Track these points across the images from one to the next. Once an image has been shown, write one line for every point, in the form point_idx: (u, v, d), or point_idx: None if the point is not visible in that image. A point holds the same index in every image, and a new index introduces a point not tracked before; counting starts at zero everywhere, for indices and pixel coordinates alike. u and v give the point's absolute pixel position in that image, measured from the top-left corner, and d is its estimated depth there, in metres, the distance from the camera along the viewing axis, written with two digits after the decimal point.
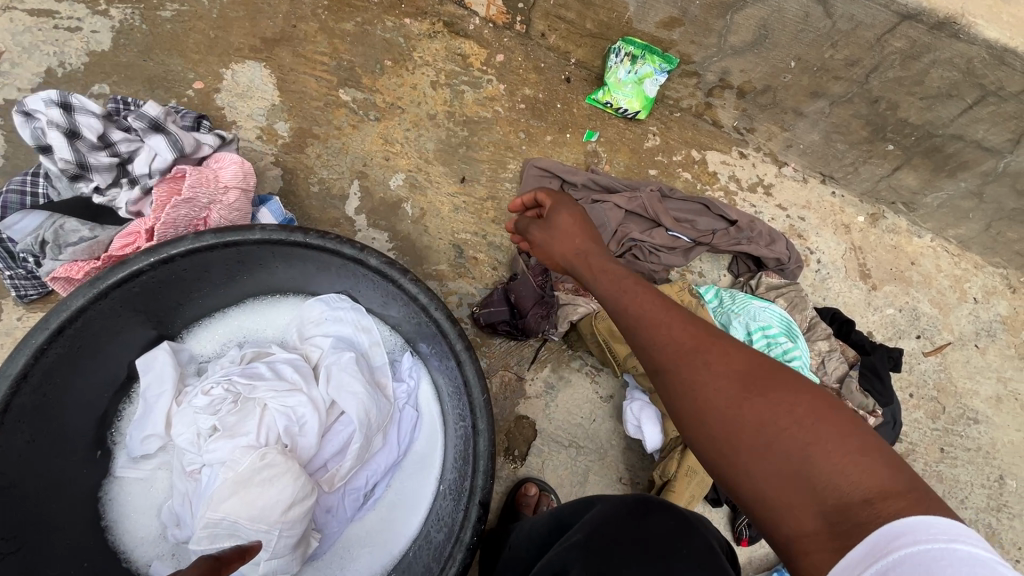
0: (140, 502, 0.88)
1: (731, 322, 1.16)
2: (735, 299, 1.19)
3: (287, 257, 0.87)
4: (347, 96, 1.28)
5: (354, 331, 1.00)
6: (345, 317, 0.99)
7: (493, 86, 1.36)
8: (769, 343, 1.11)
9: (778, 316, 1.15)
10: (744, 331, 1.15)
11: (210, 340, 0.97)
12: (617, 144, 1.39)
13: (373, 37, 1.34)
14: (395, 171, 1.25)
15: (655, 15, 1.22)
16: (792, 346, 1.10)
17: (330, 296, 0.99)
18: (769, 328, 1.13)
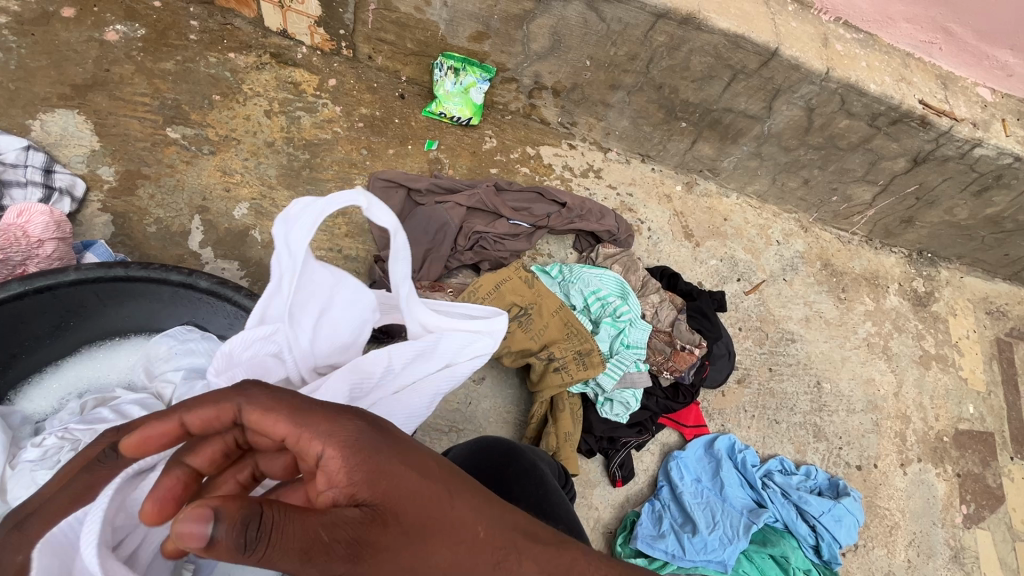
0: None
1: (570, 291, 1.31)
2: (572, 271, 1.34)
3: (115, 295, 0.87)
4: (175, 134, 1.28)
5: (208, 359, 0.99)
6: (196, 348, 0.99)
7: (329, 109, 1.42)
8: (603, 304, 1.29)
9: (609, 280, 1.33)
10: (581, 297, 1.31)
11: (46, 397, 0.93)
12: (457, 149, 1.50)
13: (197, 73, 1.35)
14: (237, 201, 1.27)
15: (464, 31, 1.36)
16: (621, 302, 1.28)
17: (176, 329, 0.99)
18: (601, 291, 1.30)
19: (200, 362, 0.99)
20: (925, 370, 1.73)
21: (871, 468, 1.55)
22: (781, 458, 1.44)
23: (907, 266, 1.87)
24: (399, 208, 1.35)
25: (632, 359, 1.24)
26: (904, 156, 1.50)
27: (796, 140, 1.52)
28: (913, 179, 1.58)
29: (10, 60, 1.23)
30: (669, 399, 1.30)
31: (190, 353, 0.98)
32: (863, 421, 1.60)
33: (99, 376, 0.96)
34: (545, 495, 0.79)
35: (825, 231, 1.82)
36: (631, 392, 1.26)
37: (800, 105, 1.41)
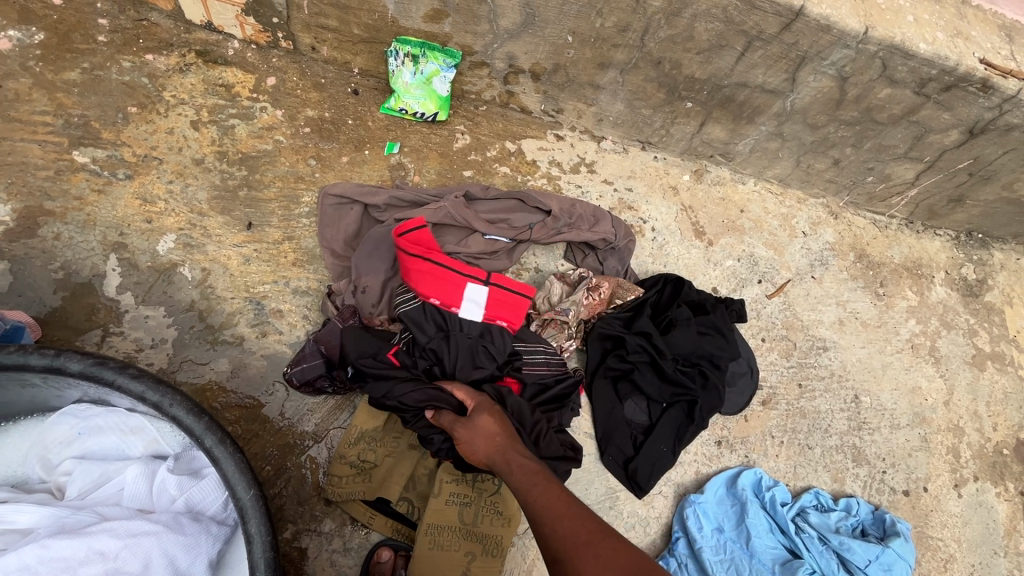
0: None
1: None
2: None
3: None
4: (84, 157, 1.08)
5: (120, 438, 0.83)
6: (103, 426, 0.82)
7: (269, 114, 1.21)
8: None
9: None
10: None
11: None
12: (423, 151, 1.29)
13: (107, 82, 1.15)
14: (162, 233, 1.08)
15: (417, 9, 1.12)
16: None
17: (74, 406, 0.81)
18: None
19: (109, 442, 0.82)
20: (981, 372, 1.51)
21: (921, 493, 1.35)
22: (816, 491, 1.24)
23: (955, 250, 1.62)
24: (353, 228, 1.15)
25: None
26: (958, 128, 1.25)
27: (825, 115, 1.27)
28: (967, 153, 1.33)
29: None
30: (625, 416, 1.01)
31: (96, 433, 0.82)
32: (910, 438, 1.39)
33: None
34: None
35: (858, 216, 1.58)
36: None
37: (830, 74, 1.16)
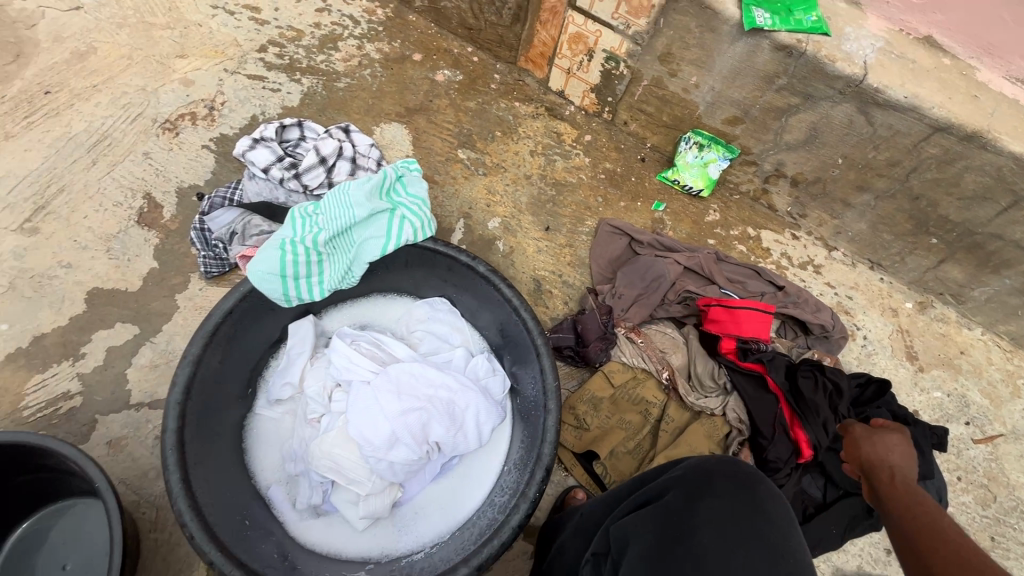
0: (273, 436, 1.10)
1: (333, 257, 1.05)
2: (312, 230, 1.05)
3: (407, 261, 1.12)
4: (463, 155, 1.60)
5: (450, 330, 1.20)
6: (444, 319, 1.20)
7: (580, 159, 1.65)
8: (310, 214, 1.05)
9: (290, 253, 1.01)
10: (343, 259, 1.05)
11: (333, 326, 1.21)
12: (681, 215, 1.61)
13: (488, 113, 1.68)
14: (493, 216, 1.53)
15: (720, 113, 1.49)
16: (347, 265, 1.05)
17: (434, 299, 1.22)
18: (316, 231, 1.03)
19: (444, 328, 1.19)
20: None
21: None
22: None
23: None
24: (618, 254, 1.49)
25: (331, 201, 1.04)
26: None
27: None
28: None
29: (374, 83, 1.67)
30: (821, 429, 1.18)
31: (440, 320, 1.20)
32: None
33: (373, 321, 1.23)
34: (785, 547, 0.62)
35: None
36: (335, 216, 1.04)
37: None
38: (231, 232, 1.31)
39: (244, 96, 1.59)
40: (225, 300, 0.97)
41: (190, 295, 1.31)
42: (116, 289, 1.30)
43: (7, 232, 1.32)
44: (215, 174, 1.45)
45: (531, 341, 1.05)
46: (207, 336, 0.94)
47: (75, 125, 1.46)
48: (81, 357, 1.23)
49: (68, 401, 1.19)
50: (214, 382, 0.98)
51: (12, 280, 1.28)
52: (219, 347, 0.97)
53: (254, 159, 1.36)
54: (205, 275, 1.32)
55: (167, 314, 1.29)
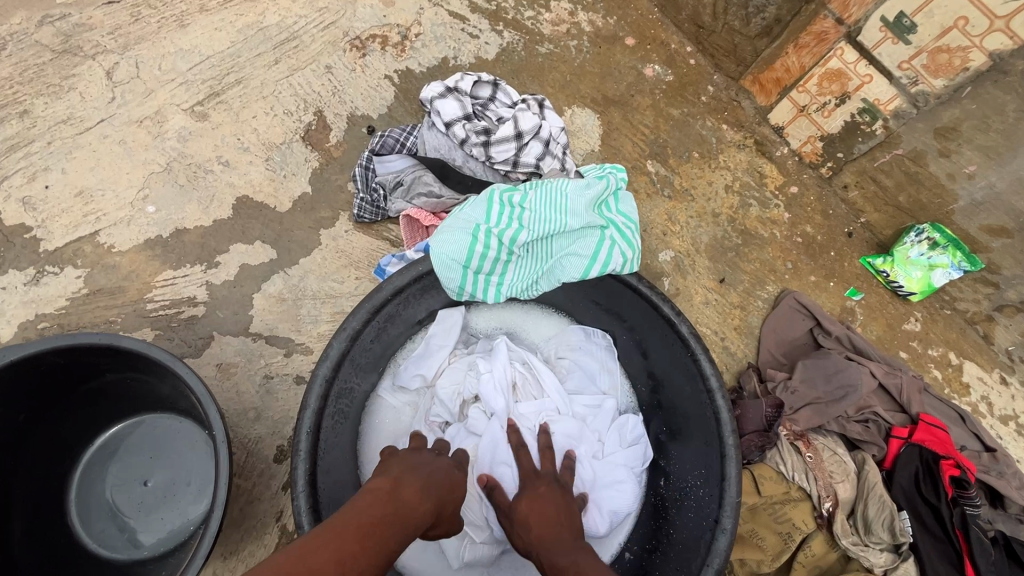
0: (388, 425, 0.97)
1: (520, 263, 0.90)
2: (502, 217, 0.89)
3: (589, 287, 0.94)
4: (652, 168, 1.39)
5: (599, 369, 0.99)
6: (596, 354, 1.00)
7: (778, 211, 1.42)
8: (507, 204, 0.90)
9: (475, 246, 0.87)
10: (533, 269, 0.90)
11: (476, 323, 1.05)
12: (876, 312, 1.37)
13: (691, 128, 1.45)
14: (667, 247, 1.33)
15: (983, 217, 1.21)
16: (536, 279, 0.90)
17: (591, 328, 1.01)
18: (509, 229, 0.88)
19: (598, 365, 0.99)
20: None
21: None
22: None
23: None
24: (796, 337, 1.27)
25: (529, 199, 0.90)
26: None
27: None
28: None
29: (577, 58, 1.46)
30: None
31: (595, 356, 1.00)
32: None
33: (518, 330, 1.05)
34: None
35: None
36: (534, 215, 0.89)
37: None
38: (397, 182, 1.18)
39: (440, 32, 1.41)
40: (402, 276, 0.84)
41: (335, 234, 1.20)
42: (265, 204, 1.21)
43: (177, 110, 1.25)
44: (391, 111, 1.32)
45: (716, 436, 0.85)
46: (368, 314, 0.81)
47: (267, 15, 1.35)
48: (215, 266, 1.15)
49: (191, 308, 1.12)
50: (360, 359, 0.86)
51: (170, 162, 1.22)
52: (379, 324, 0.86)
53: (440, 109, 1.21)
54: (356, 218, 1.20)
55: (307, 248, 1.19)
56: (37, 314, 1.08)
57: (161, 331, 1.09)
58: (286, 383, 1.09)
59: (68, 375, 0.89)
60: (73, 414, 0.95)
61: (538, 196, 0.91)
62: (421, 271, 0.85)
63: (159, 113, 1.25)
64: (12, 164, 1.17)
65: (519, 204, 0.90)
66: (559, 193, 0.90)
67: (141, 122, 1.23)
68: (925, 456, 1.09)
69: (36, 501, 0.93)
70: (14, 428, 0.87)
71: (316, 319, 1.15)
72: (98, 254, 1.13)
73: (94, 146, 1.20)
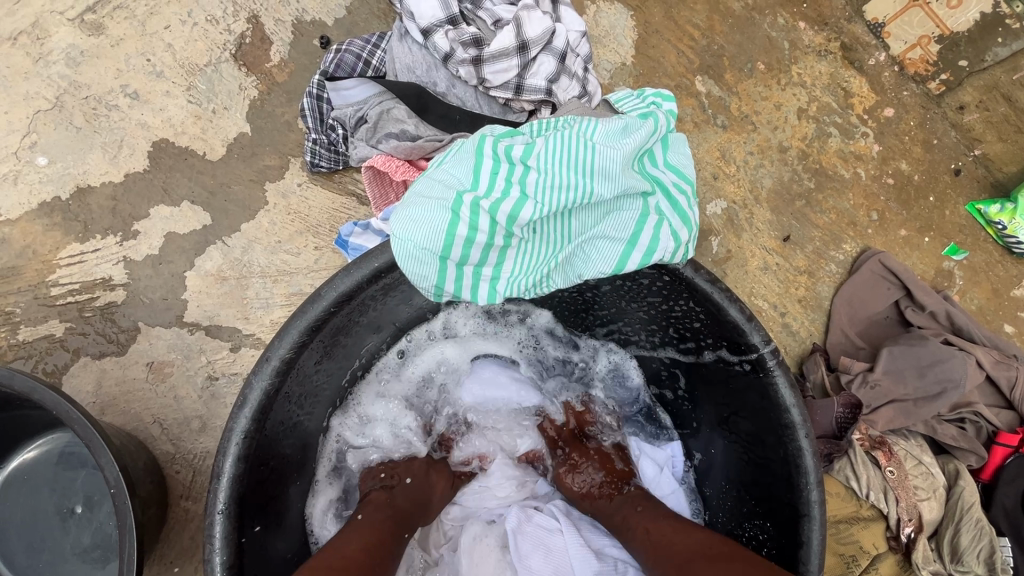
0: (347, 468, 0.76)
1: (522, 248, 0.61)
2: (494, 182, 0.60)
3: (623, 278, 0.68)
4: (702, 87, 1.05)
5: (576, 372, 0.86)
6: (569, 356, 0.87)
7: (866, 143, 1.08)
8: (502, 161, 0.60)
9: (456, 225, 0.58)
10: (538, 259, 0.61)
11: (418, 356, 0.81)
12: (980, 275, 1.08)
13: (758, 29, 1.08)
14: (718, 195, 1.02)
15: None
16: (544, 273, 0.61)
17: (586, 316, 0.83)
18: (505, 198, 0.59)
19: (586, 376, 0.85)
20: None
21: None
22: None
23: None
24: (878, 311, 1.01)
25: (536, 155, 0.61)
26: None
27: None
28: None
29: None
30: None
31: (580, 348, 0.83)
32: None
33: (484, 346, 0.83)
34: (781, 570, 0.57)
35: None
36: (544, 180, 0.59)
37: None
38: (360, 118, 0.88)
39: None
40: (347, 276, 0.57)
41: (284, 190, 0.92)
42: (191, 150, 0.93)
43: (61, 20, 0.93)
44: (351, 13, 0.97)
45: (791, 486, 0.62)
46: (303, 333, 0.56)
47: None
48: (133, 236, 0.89)
49: (108, 292, 0.88)
50: (302, 390, 0.63)
51: (60, 95, 0.92)
52: (322, 342, 0.61)
53: (414, 10, 0.87)
54: (309, 168, 0.92)
55: (250, 209, 0.92)
56: None
57: (73, 323, 0.87)
58: (236, 384, 0.87)
59: None
60: None
61: (550, 150, 0.61)
62: (375, 268, 0.58)
63: (38, 26, 0.93)
64: None
65: (521, 162, 0.60)
66: (584, 146, 0.60)
67: (15, 39, 0.92)
68: None
69: None
70: None
71: (268, 302, 0.90)
72: None
73: None
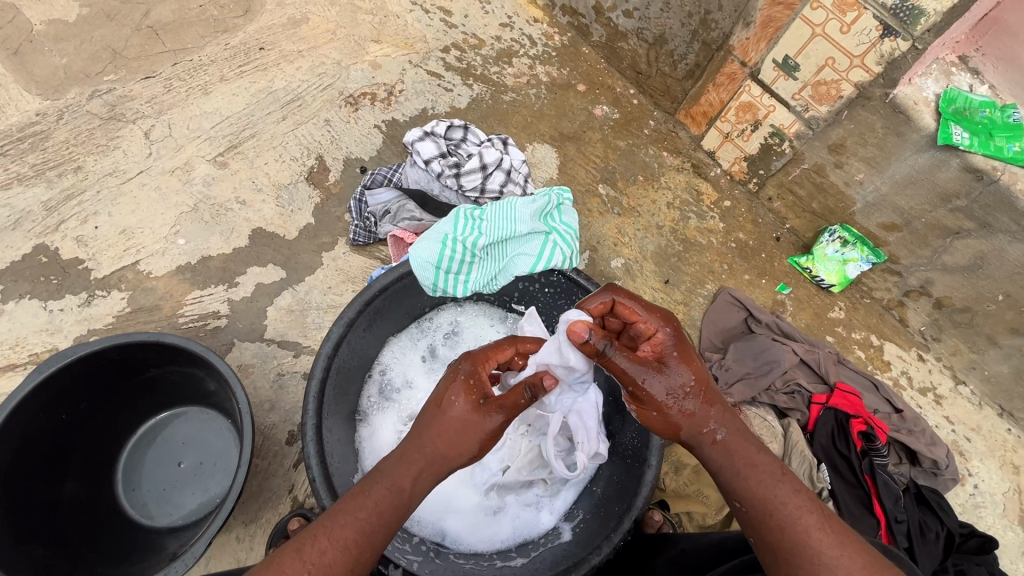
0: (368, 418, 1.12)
1: (483, 264, 1.14)
2: (465, 230, 1.13)
3: (536, 283, 1.12)
4: (602, 190, 1.64)
5: None
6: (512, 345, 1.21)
7: (714, 222, 1.65)
8: (468, 220, 1.15)
9: (444, 252, 1.10)
10: (493, 270, 1.14)
11: (401, 354, 1.18)
12: (804, 304, 1.57)
13: (636, 156, 1.71)
14: (618, 255, 1.56)
15: (878, 217, 1.44)
16: (496, 277, 1.13)
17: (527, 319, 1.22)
18: (471, 237, 1.12)
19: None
20: None
21: None
22: None
23: None
24: (733, 325, 1.48)
25: (484, 215, 1.16)
26: None
27: None
28: None
29: (537, 103, 1.73)
30: (911, 510, 1.21)
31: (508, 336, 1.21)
32: None
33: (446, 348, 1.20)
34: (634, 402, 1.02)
35: None
36: (489, 226, 1.15)
37: None
38: (385, 211, 1.42)
39: (420, 88, 1.69)
40: (386, 276, 1.04)
41: (335, 256, 1.43)
42: (276, 233, 1.45)
43: (203, 161, 1.52)
44: (380, 153, 1.59)
45: None
46: (361, 304, 1.02)
47: (276, 81, 1.64)
48: (235, 285, 1.38)
49: (216, 320, 1.34)
50: (353, 348, 1.05)
51: (197, 203, 1.47)
52: (369, 316, 1.05)
53: (419, 150, 1.47)
54: (352, 242, 1.44)
55: (312, 267, 1.42)
56: (88, 330, 1.30)
57: (191, 340, 1.31)
58: (296, 378, 1.30)
59: (124, 370, 1.10)
60: (122, 405, 1.15)
61: (492, 212, 1.17)
62: (399, 272, 1.05)
63: (188, 164, 1.51)
64: (68, 210, 1.41)
65: (478, 219, 1.16)
66: (509, 210, 1.16)
67: (173, 171, 1.49)
68: (839, 417, 1.27)
69: (91, 480, 1.12)
70: (77, 415, 1.07)
71: (320, 325, 1.36)
72: (138, 279, 1.36)
73: (135, 192, 1.46)
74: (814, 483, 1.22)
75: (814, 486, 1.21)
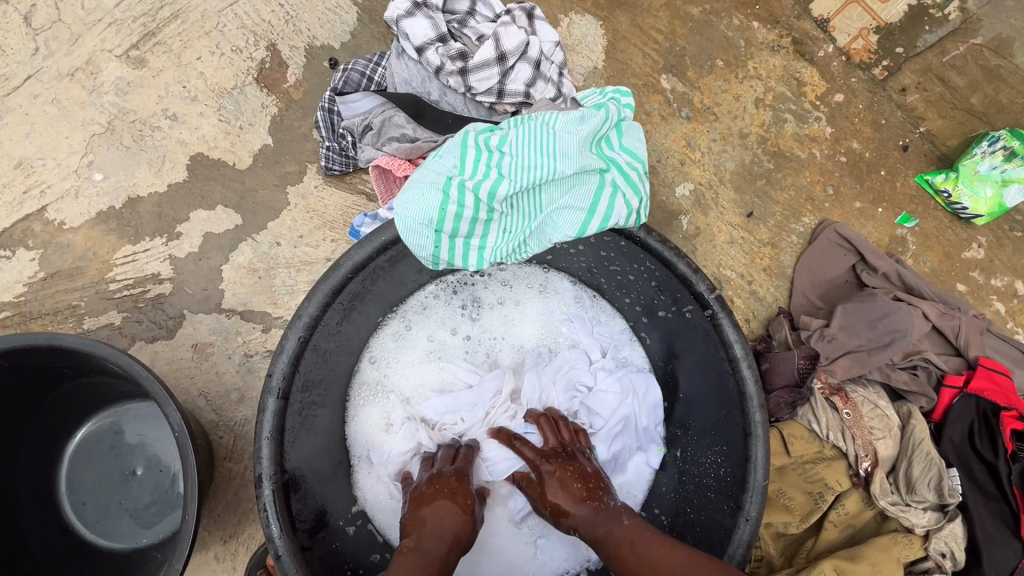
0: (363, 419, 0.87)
1: (504, 224, 0.76)
2: (475, 171, 0.74)
3: (593, 244, 0.81)
4: (667, 84, 1.18)
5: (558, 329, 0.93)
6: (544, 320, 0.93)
7: (819, 126, 1.20)
8: (479, 154, 0.75)
9: (444, 207, 0.72)
10: (519, 232, 0.75)
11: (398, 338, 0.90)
12: (932, 240, 1.18)
13: (715, 30, 1.20)
14: (686, 179, 1.15)
15: None
16: (524, 243, 0.75)
17: (568, 287, 0.94)
18: (485, 183, 0.73)
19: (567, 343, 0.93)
20: None
21: None
22: None
23: None
24: (837, 275, 1.12)
25: (505, 144, 0.75)
26: None
27: None
28: None
29: None
30: None
31: (547, 311, 0.93)
32: None
33: (467, 326, 0.92)
34: (732, 426, 0.75)
35: None
36: (513, 164, 0.74)
37: None
38: (365, 126, 1.02)
39: None
40: (360, 249, 0.70)
41: (303, 192, 1.06)
42: (222, 162, 1.07)
43: (111, 57, 1.09)
44: (354, 37, 1.13)
45: (738, 410, 0.74)
46: (327, 296, 0.69)
47: None
48: (177, 237, 1.04)
49: (157, 285, 1.02)
50: (326, 349, 0.75)
51: (111, 121, 1.07)
52: (343, 305, 0.73)
53: (408, 31, 1.01)
54: (324, 172, 1.06)
55: (275, 209, 1.06)
56: None
57: (129, 313, 1.01)
58: (268, 359, 1.01)
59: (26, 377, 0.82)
60: (45, 413, 0.89)
61: (517, 139, 0.75)
62: (381, 242, 0.71)
63: (91, 63, 1.09)
64: None
65: (494, 151, 0.75)
66: (544, 136, 0.74)
67: (72, 75, 1.08)
68: (983, 407, 0.96)
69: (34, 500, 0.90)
70: None
71: (292, 288, 1.04)
72: (49, 232, 1.03)
73: (25, 108, 1.07)
74: (941, 497, 0.92)
75: (938, 499, 0.92)
